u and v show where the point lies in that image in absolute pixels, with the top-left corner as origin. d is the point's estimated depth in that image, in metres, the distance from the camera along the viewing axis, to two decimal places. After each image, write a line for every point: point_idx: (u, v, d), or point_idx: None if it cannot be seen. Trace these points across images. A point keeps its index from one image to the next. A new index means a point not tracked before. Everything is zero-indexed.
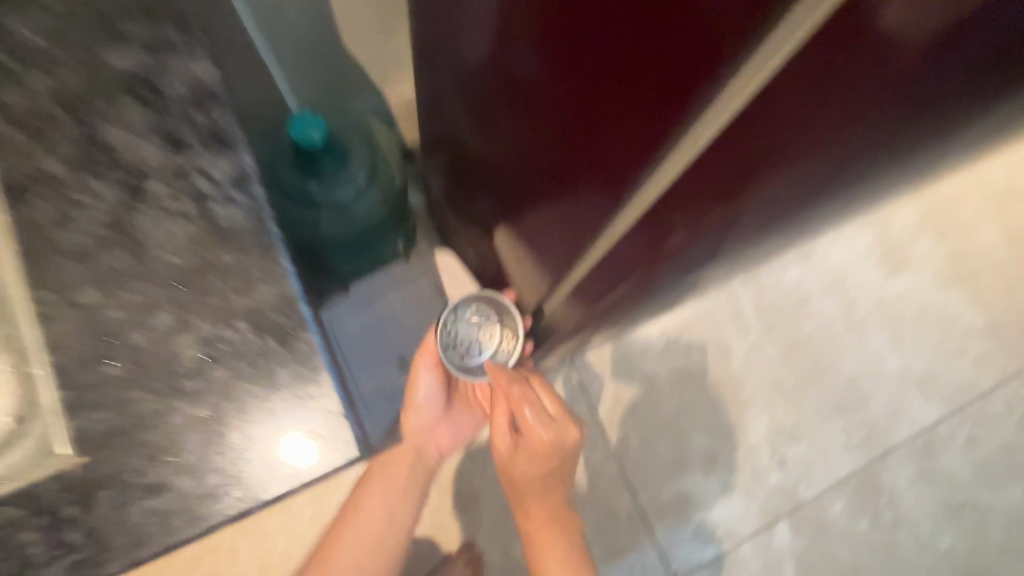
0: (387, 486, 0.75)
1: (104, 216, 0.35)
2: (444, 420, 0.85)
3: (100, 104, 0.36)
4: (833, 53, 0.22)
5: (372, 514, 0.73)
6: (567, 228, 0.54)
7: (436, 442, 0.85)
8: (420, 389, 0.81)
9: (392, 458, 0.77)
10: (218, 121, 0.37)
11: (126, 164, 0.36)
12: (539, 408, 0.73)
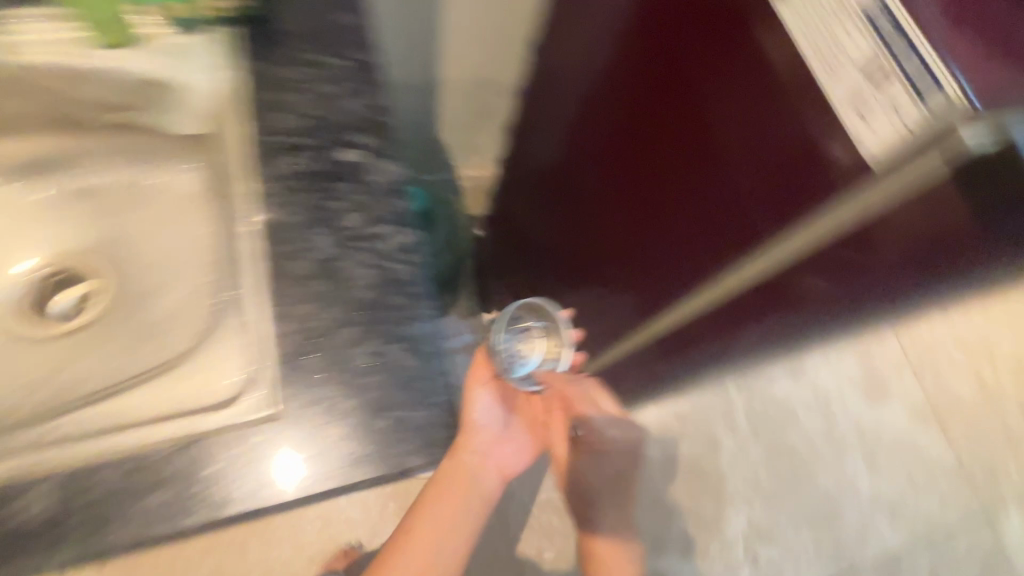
0: (452, 501, 0.64)
1: (318, 255, 0.52)
2: (501, 440, 0.73)
3: (332, 180, 0.55)
4: (772, 199, 0.44)
5: (431, 531, 0.59)
6: (641, 303, 0.70)
7: (495, 463, 0.72)
8: (479, 410, 0.70)
9: (445, 476, 0.63)
10: (399, 204, 0.55)
11: (337, 223, 0.53)
12: (597, 409, 0.78)
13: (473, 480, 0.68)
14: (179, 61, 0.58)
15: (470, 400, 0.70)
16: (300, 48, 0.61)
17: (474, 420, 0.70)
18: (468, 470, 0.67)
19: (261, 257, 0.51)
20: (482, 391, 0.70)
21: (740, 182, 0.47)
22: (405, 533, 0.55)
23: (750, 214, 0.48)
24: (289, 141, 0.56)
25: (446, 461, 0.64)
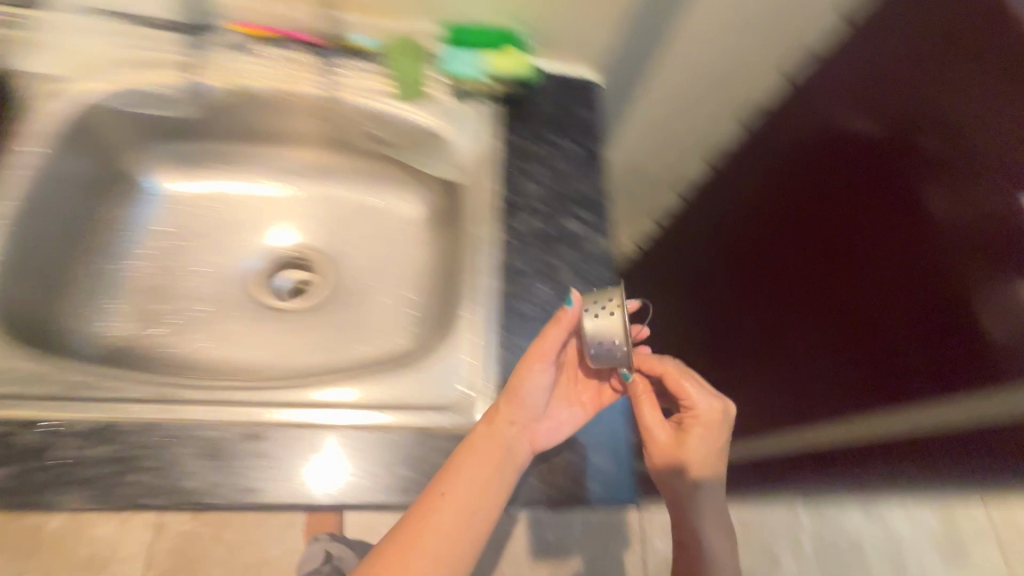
0: (478, 475, 0.51)
1: (534, 302, 0.63)
2: (541, 418, 0.57)
3: (549, 242, 0.67)
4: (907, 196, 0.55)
5: (456, 496, 0.50)
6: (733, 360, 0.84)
7: (531, 438, 0.55)
8: (532, 386, 0.54)
9: (468, 458, 0.51)
10: (602, 272, 0.66)
11: (554, 277, 0.64)
12: (699, 386, 0.59)
13: (513, 455, 0.53)
14: (450, 121, 0.73)
15: (520, 373, 0.54)
16: (541, 130, 0.75)
17: (520, 396, 0.54)
18: (503, 445, 0.53)
19: (489, 298, 0.63)
20: (534, 369, 0.54)
21: (876, 227, 0.59)
22: (436, 497, 0.49)
23: (905, 340, 0.55)
24: (522, 205, 0.69)
25: (479, 428, 0.53)
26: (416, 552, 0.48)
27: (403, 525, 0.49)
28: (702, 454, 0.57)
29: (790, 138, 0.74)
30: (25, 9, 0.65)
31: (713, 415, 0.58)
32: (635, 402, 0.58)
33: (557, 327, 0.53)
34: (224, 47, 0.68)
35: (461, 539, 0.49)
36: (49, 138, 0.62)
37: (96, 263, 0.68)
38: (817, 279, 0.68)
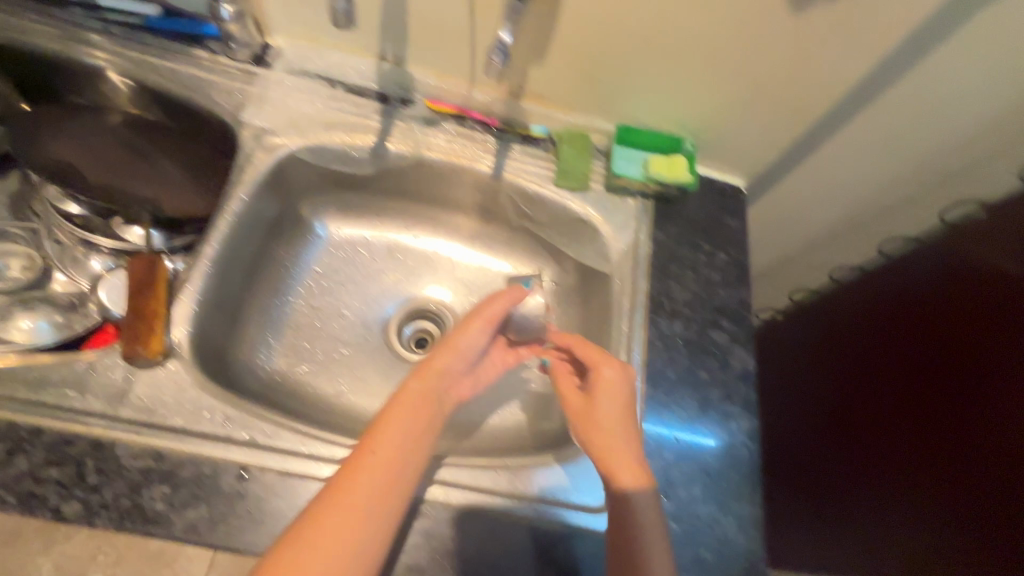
0: (410, 428, 0.50)
1: (682, 418, 0.64)
2: (472, 374, 0.61)
3: (698, 354, 0.68)
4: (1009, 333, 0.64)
5: (389, 448, 0.48)
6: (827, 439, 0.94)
7: (457, 392, 0.58)
8: (471, 342, 0.59)
9: (404, 401, 0.52)
10: (747, 396, 0.67)
11: (702, 394, 0.65)
12: (619, 374, 0.58)
13: (442, 402, 0.55)
14: (603, 216, 0.75)
15: (460, 330, 0.59)
16: (693, 239, 0.75)
17: (459, 347, 0.58)
18: (437, 387, 0.55)
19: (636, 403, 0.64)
20: (472, 329, 0.59)
21: (978, 353, 0.68)
22: (365, 453, 0.47)
23: (997, 445, 0.64)
24: (671, 311, 0.70)
25: (409, 382, 0.54)
26: (349, 497, 0.44)
27: (337, 475, 0.46)
28: (613, 411, 0.56)
29: (898, 265, 0.83)
30: (250, 63, 0.71)
31: (614, 381, 0.57)
32: (555, 375, 0.62)
33: (513, 295, 0.61)
34: (416, 120, 0.73)
35: (397, 489, 0.47)
36: (252, 187, 0.66)
37: (266, 298, 0.73)
38: (901, 414, 0.79)
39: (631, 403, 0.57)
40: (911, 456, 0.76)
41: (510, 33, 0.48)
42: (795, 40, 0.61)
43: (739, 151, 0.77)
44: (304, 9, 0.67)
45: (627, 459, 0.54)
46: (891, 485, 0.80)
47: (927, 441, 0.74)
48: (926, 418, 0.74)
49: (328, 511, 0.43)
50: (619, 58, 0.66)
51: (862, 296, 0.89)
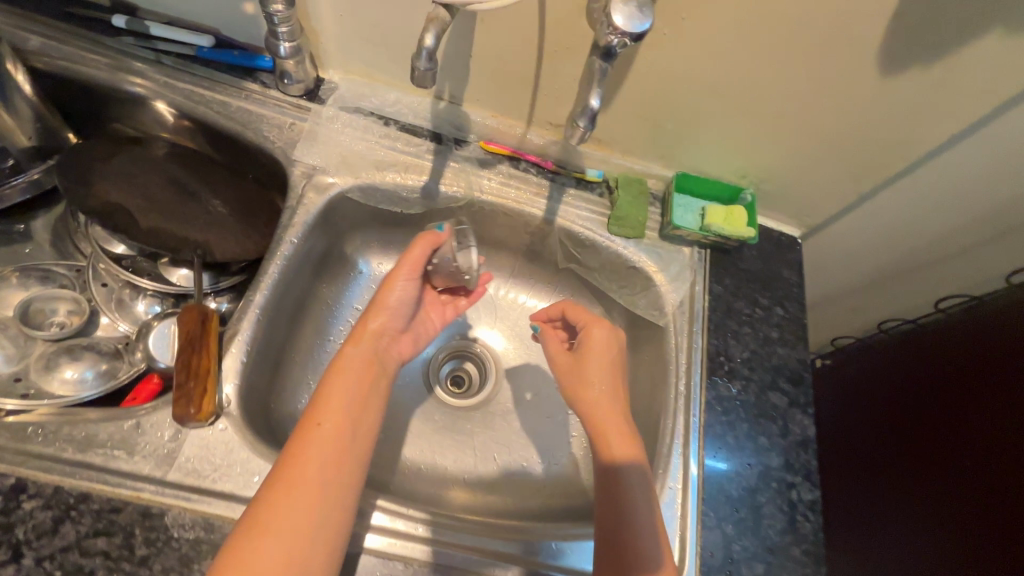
0: (351, 394, 0.55)
1: (744, 489, 0.61)
2: (410, 329, 0.66)
3: (758, 419, 0.65)
4: None
5: (333, 417, 0.52)
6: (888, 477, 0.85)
7: (398, 352, 0.64)
8: (399, 297, 0.63)
9: (343, 369, 0.57)
10: (810, 463, 0.64)
11: (763, 463, 0.63)
12: (608, 337, 0.64)
13: (380, 364, 0.60)
14: (658, 265, 0.72)
15: (386, 286, 0.63)
16: (750, 293, 0.73)
17: (387, 306, 0.62)
18: (375, 349, 0.60)
19: (695, 472, 0.61)
20: (397, 284, 0.63)
21: None
22: (313, 426, 0.51)
23: None
24: (729, 371, 0.67)
25: (346, 349, 0.59)
26: (307, 465, 0.48)
27: (289, 452, 0.49)
28: (603, 367, 0.62)
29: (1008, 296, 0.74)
30: (303, 97, 0.69)
31: (605, 343, 0.64)
32: (541, 338, 0.68)
33: (427, 242, 0.62)
34: (470, 161, 0.71)
35: (349, 455, 0.51)
36: (303, 231, 0.64)
37: (309, 339, 0.71)
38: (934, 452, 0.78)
39: (615, 363, 0.63)
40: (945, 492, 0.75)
41: (601, 98, 0.46)
42: (880, 102, 0.58)
43: (801, 202, 0.74)
44: (363, 46, 0.65)
45: (623, 435, 0.58)
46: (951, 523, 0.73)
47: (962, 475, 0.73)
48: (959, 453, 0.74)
49: (292, 486, 0.46)
50: (688, 109, 0.63)
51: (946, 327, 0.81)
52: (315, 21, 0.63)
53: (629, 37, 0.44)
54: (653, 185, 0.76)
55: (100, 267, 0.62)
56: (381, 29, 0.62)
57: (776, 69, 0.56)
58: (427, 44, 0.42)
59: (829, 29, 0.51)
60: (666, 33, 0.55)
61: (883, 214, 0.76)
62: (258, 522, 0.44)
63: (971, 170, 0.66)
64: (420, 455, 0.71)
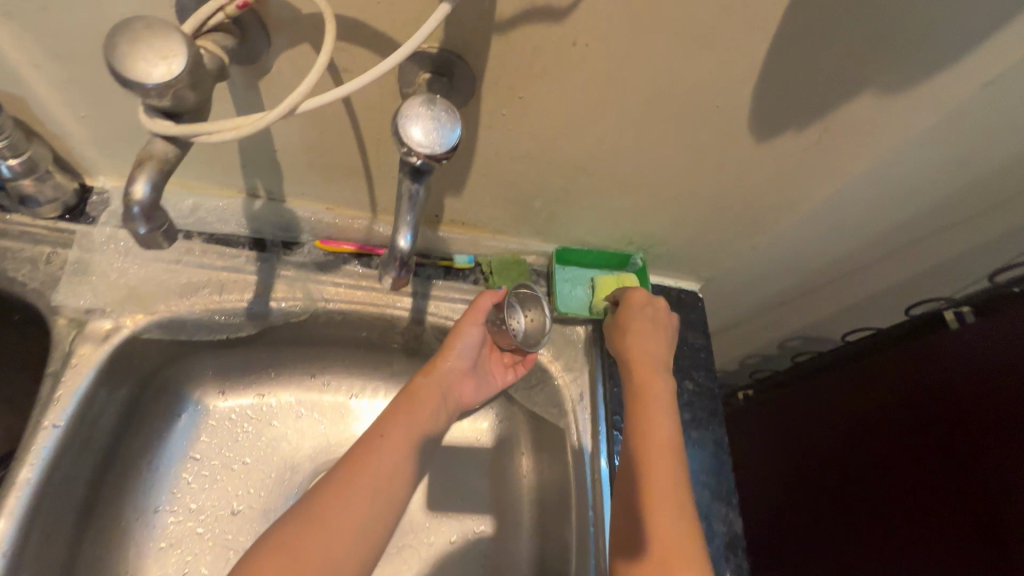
0: (418, 424, 0.52)
1: None
2: (474, 376, 0.59)
3: None
4: None
5: (396, 435, 0.50)
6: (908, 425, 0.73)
7: (462, 397, 0.58)
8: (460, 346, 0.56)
9: (413, 394, 0.54)
10: (742, 567, 0.57)
11: None
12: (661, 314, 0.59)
13: (442, 404, 0.55)
14: (552, 354, 0.63)
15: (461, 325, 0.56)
16: None
17: (455, 348, 0.56)
18: (440, 389, 0.55)
19: None
20: (459, 332, 0.56)
21: None
22: (378, 437, 0.50)
23: None
24: None
25: (418, 378, 0.56)
26: (348, 495, 0.45)
27: (352, 456, 0.48)
28: (655, 342, 0.57)
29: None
30: (63, 217, 0.52)
31: (659, 318, 0.59)
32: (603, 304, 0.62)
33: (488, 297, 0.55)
34: (307, 266, 0.58)
35: (402, 475, 0.49)
36: (73, 406, 0.47)
37: (124, 520, 0.56)
38: (877, 480, 0.77)
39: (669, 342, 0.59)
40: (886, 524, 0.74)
41: (411, 236, 0.38)
42: (759, 164, 0.51)
43: (695, 258, 0.67)
44: (132, 148, 0.50)
45: (661, 430, 0.52)
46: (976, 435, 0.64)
47: (903, 509, 0.72)
48: (903, 486, 0.72)
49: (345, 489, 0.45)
50: (555, 186, 0.54)
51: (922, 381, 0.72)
52: (51, 124, 0.46)
53: (433, 156, 0.33)
54: (534, 260, 0.66)
55: None
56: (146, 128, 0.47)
57: (643, 142, 0.48)
58: (137, 198, 0.29)
59: (693, 100, 0.43)
60: (507, 113, 0.44)
61: (779, 258, 0.71)
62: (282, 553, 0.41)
63: (861, 208, 0.61)
64: None
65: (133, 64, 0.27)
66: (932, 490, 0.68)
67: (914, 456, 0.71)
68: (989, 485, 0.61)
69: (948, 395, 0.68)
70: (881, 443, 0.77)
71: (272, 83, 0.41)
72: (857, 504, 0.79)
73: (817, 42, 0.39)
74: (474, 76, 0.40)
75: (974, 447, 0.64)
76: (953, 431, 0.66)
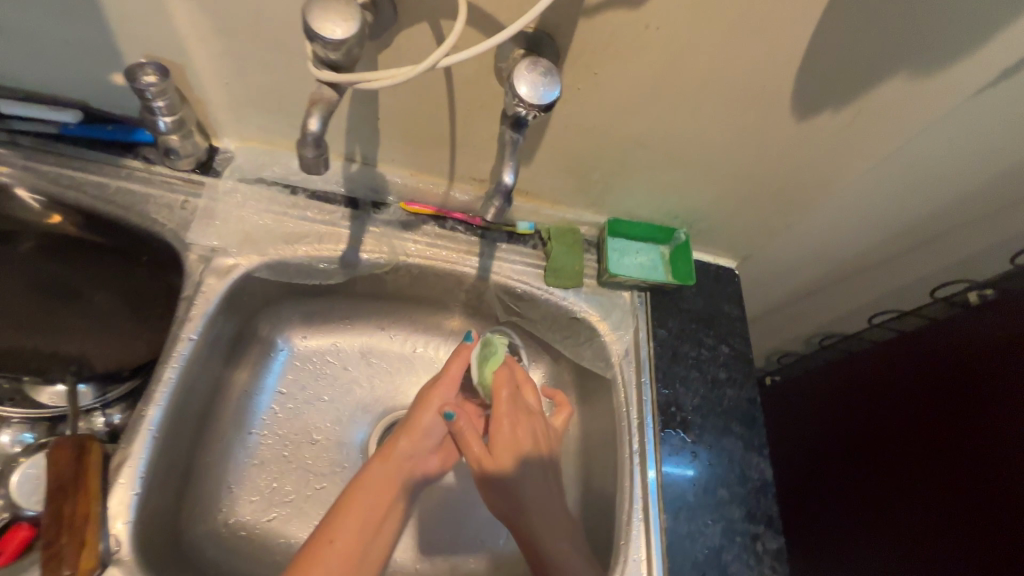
0: (378, 495, 0.55)
1: (709, 546, 0.59)
2: (443, 450, 0.62)
3: (716, 468, 0.63)
4: None
5: (347, 540, 0.51)
6: (904, 401, 0.79)
7: (427, 470, 0.61)
8: (433, 419, 0.61)
9: (365, 488, 0.55)
10: (770, 508, 0.62)
11: (725, 514, 0.61)
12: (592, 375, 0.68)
13: (405, 486, 0.58)
14: (600, 314, 0.70)
15: (423, 406, 0.61)
16: (695, 333, 0.71)
17: (419, 427, 0.60)
18: (403, 470, 0.58)
19: (657, 539, 0.58)
20: (433, 404, 0.61)
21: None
22: (325, 546, 0.51)
23: None
24: (681, 421, 0.65)
25: (372, 465, 0.57)
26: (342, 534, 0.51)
27: (297, 570, 0.49)
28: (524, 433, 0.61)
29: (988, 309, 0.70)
30: (195, 171, 0.62)
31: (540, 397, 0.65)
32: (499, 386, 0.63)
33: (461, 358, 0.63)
34: (392, 225, 0.66)
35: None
36: (203, 324, 0.56)
37: (225, 436, 0.64)
38: (896, 471, 0.78)
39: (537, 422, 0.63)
40: (904, 513, 0.75)
41: (514, 174, 0.43)
42: (797, 144, 0.58)
43: (733, 236, 0.74)
44: (258, 114, 0.59)
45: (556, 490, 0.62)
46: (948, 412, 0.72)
47: (924, 499, 0.73)
48: (921, 474, 0.74)
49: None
50: (613, 159, 0.61)
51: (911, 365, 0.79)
52: (197, 90, 0.56)
53: (537, 108, 0.40)
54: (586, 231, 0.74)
55: None
56: (275, 95, 0.56)
57: (695, 120, 0.55)
58: (311, 129, 0.38)
59: (742, 81, 0.50)
60: (580, 88, 0.52)
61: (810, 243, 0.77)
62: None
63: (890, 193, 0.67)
64: None
65: (320, 26, 0.36)
66: (947, 474, 0.70)
67: (930, 442, 0.73)
68: (993, 461, 0.65)
69: (933, 390, 0.74)
70: (899, 430, 0.78)
71: (390, 57, 0.49)
72: (866, 489, 0.82)
73: (853, 29, 0.46)
74: (559, 54, 0.48)
75: (989, 433, 0.66)
76: (969, 416, 0.69)
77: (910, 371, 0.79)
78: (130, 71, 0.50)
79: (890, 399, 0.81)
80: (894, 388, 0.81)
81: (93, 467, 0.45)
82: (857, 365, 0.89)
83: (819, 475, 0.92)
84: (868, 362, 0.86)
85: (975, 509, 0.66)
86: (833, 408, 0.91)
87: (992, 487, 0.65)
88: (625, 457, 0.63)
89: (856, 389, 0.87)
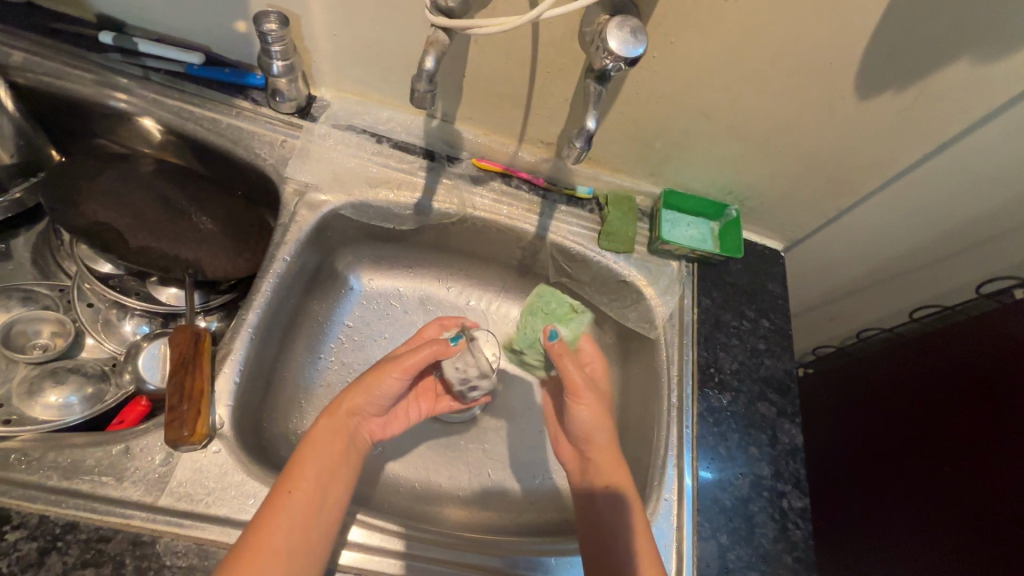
0: (328, 450, 0.52)
1: (737, 496, 0.63)
2: (384, 415, 0.60)
3: (748, 428, 0.67)
4: None
5: (306, 485, 0.49)
6: (930, 392, 0.80)
7: (369, 429, 0.58)
8: (383, 392, 0.57)
9: (316, 441, 0.53)
10: (801, 474, 0.65)
11: (755, 471, 0.64)
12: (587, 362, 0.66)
13: (352, 444, 0.55)
14: (648, 279, 0.73)
15: (373, 374, 0.57)
16: (738, 305, 0.75)
17: (368, 392, 0.56)
18: (349, 428, 0.55)
19: (690, 483, 0.62)
20: (388, 376, 0.57)
21: None
22: (284, 494, 0.48)
23: None
24: (719, 382, 0.69)
25: (321, 419, 0.55)
26: (298, 480, 0.49)
27: (259, 520, 0.46)
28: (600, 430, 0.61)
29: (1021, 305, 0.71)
30: (294, 114, 0.69)
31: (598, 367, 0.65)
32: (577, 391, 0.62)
33: (431, 350, 0.58)
34: (462, 178, 0.72)
35: (319, 527, 0.48)
36: (294, 248, 0.64)
37: (300, 355, 0.70)
38: (915, 459, 0.79)
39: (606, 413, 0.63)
40: (935, 503, 0.74)
41: (596, 120, 0.50)
42: (857, 124, 0.61)
43: (784, 216, 0.77)
44: (355, 67, 0.65)
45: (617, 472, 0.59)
46: (972, 404, 0.73)
47: (960, 490, 0.71)
48: (947, 457, 0.74)
49: (256, 552, 0.44)
50: (676, 129, 0.65)
51: (943, 356, 0.80)
52: (308, 41, 0.63)
53: (624, 62, 0.47)
54: (641, 201, 0.78)
55: (84, 287, 0.64)
56: (374, 50, 0.62)
57: (759, 95, 0.59)
58: (426, 67, 0.46)
59: (809, 58, 0.54)
60: (656, 56, 0.56)
61: None
62: (259, 542, 0.45)
63: None
64: (414, 473, 0.68)
65: None
66: (974, 457, 0.70)
67: (954, 429, 0.74)
68: (1010, 448, 0.66)
69: (963, 382, 0.75)
70: (929, 417, 0.79)
71: (487, 17, 0.55)
72: (887, 476, 0.83)
73: (922, 10, 0.49)
74: (641, 21, 0.53)
75: (1015, 413, 0.67)
76: (994, 399, 0.70)
77: (942, 364, 0.79)
78: (256, 16, 0.56)
79: (920, 390, 0.82)
80: (923, 380, 0.82)
81: (205, 356, 0.54)
82: (889, 358, 0.90)
83: (836, 461, 0.93)
84: (900, 356, 0.88)
85: (995, 504, 0.66)
86: (863, 399, 0.93)
87: (1013, 469, 0.65)
88: (660, 407, 0.67)
89: (887, 380, 0.89)
